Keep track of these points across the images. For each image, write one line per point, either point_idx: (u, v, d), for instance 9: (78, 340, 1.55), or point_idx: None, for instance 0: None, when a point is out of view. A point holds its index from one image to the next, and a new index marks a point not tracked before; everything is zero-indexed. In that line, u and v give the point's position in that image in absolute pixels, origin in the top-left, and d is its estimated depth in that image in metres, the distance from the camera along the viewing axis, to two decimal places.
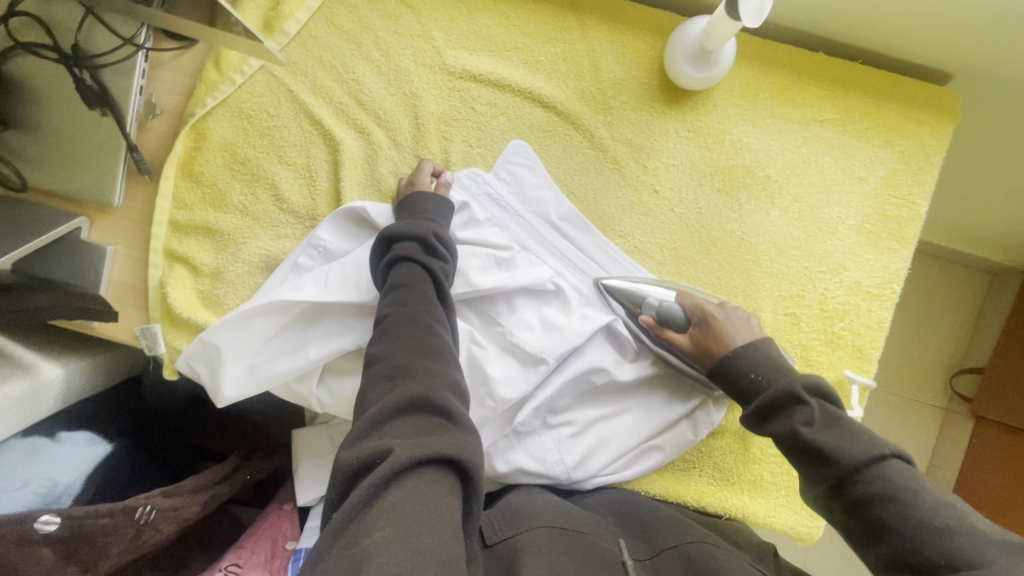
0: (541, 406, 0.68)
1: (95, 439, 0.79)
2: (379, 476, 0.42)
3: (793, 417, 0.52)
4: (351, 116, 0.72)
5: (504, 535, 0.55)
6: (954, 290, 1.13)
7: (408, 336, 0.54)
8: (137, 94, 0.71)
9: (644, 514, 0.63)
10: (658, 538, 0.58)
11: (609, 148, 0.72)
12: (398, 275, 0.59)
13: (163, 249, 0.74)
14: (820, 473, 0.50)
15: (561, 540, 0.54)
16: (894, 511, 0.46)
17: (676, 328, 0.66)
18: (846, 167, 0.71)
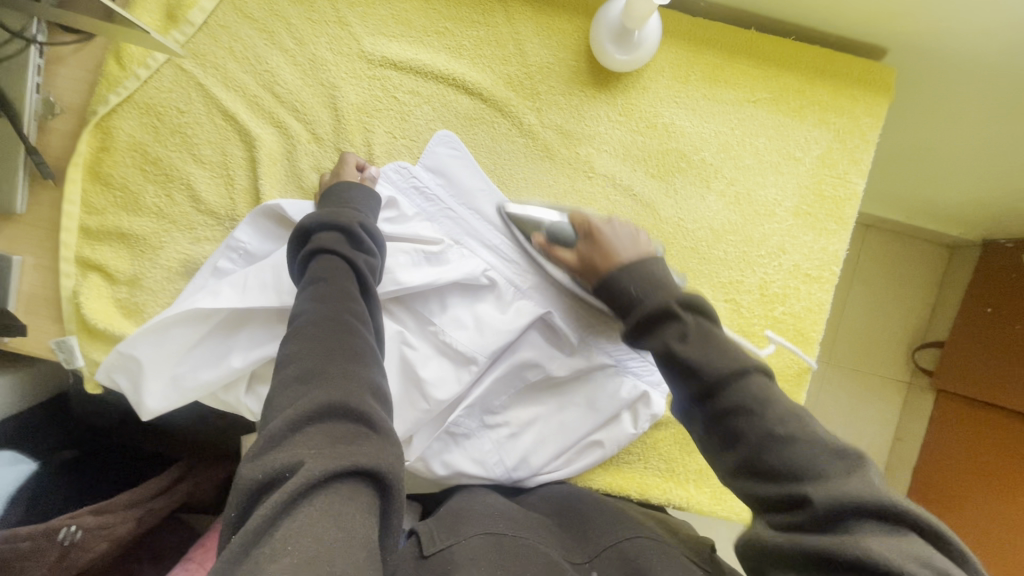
0: (476, 406, 0.67)
1: (18, 459, 0.75)
2: (287, 492, 0.36)
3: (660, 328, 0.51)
4: (267, 110, 0.68)
5: (440, 545, 0.52)
6: (912, 266, 1.13)
7: (326, 335, 0.48)
8: (33, 92, 0.66)
9: (595, 511, 0.59)
10: (604, 536, 0.54)
11: (539, 136, 0.69)
12: (318, 269, 0.53)
13: (74, 257, 0.69)
14: (688, 386, 0.48)
15: (499, 549, 0.50)
16: (749, 422, 0.44)
17: (565, 245, 0.65)
18: (782, 148, 0.70)
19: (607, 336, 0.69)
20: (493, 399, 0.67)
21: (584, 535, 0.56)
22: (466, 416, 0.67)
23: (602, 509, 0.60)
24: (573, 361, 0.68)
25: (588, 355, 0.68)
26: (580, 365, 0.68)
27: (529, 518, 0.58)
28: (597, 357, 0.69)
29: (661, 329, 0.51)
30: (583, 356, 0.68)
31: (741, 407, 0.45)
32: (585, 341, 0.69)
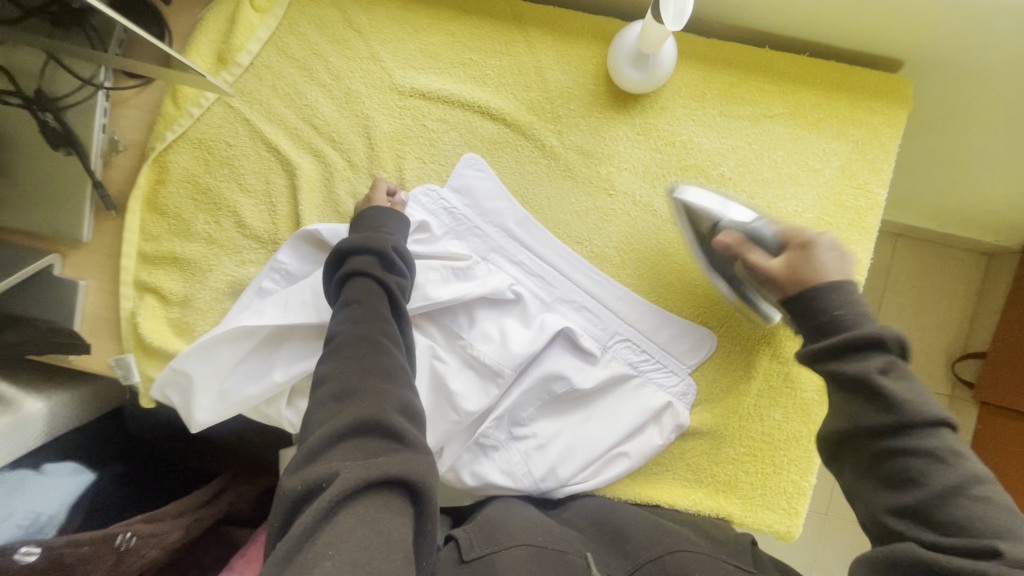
0: (504, 417, 0.69)
1: (79, 469, 0.81)
2: (323, 501, 0.39)
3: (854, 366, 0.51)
4: (307, 141, 0.74)
5: (481, 551, 0.55)
6: (949, 274, 1.11)
7: (357, 356, 0.51)
8: (100, 132, 0.74)
9: (628, 519, 0.62)
10: (640, 546, 0.57)
11: (561, 156, 0.72)
12: (354, 291, 0.57)
13: (133, 280, 0.75)
14: (877, 420, 0.49)
15: (538, 560, 0.53)
16: (934, 469, 0.46)
17: (761, 250, 0.63)
18: (800, 161, 0.71)
19: (629, 347, 0.72)
20: (519, 410, 0.69)
21: (620, 544, 0.58)
22: (494, 428, 0.68)
23: (636, 518, 0.62)
24: (597, 372, 0.70)
25: (611, 366, 0.71)
26: (604, 377, 0.70)
27: (564, 526, 0.61)
28: (619, 368, 0.71)
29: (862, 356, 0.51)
30: (607, 368, 0.71)
31: (925, 452, 0.47)
32: (607, 354, 0.71)
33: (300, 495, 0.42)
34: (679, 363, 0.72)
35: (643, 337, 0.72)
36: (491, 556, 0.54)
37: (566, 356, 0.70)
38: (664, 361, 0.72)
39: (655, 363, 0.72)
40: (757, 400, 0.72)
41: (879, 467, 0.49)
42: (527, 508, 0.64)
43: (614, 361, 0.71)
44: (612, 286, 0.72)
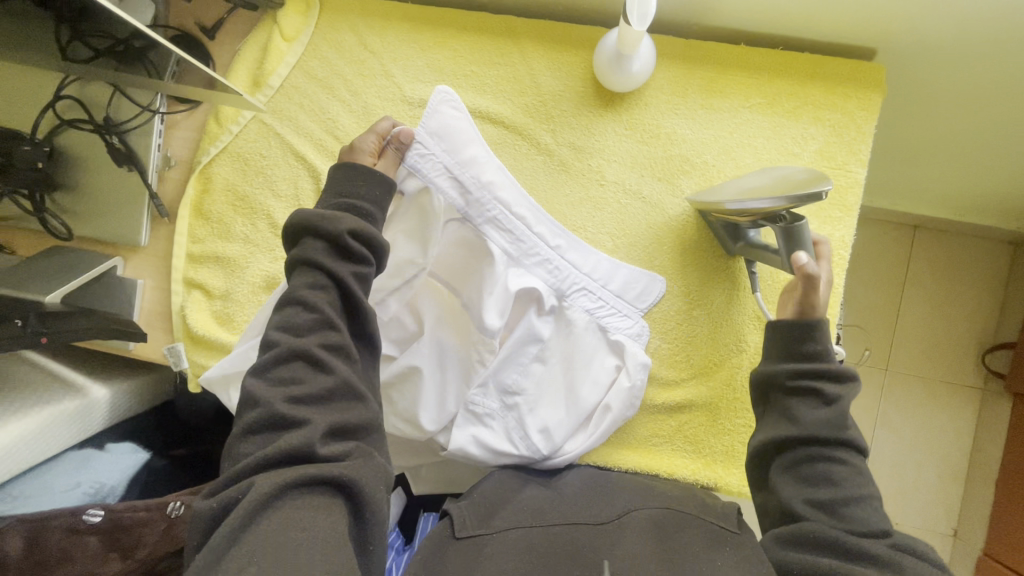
0: (492, 385, 0.75)
1: (137, 448, 0.90)
2: (238, 516, 0.47)
3: (822, 391, 0.60)
4: (329, 150, 0.83)
5: (472, 531, 0.62)
6: (972, 266, 1.25)
7: (288, 376, 0.56)
8: (156, 151, 0.85)
9: (621, 499, 0.67)
10: (627, 522, 0.62)
11: (555, 153, 0.79)
12: (304, 289, 0.59)
13: (182, 278, 0.86)
14: (818, 433, 0.59)
15: (531, 542, 0.59)
16: (850, 478, 0.57)
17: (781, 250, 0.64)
18: (780, 146, 0.76)
19: (589, 298, 0.77)
20: (503, 374, 0.76)
21: (612, 516, 0.64)
22: (483, 394, 0.76)
23: (630, 498, 0.67)
24: (564, 332, 0.77)
25: (584, 324, 0.76)
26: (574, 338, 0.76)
27: (560, 506, 0.66)
28: (589, 325, 0.77)
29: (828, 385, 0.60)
30: (583, 333, 0.76)
31: (845, 464, 0.58)
32: (576, 313, 0.76)
33: (223, 511, 0.49)
34: (636, 307, 0.77)
35: (606, 288, 0.77)
36: (481, 538, 0.61)
37: (539, 319, 0.76)
38: (623, 305, 0.77)
39: (618, 312, 0.77)
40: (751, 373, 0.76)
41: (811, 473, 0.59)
42: (528, 493, 0.69)
43: (582, 313, 0.77)
44: (571, 239, 0.77)
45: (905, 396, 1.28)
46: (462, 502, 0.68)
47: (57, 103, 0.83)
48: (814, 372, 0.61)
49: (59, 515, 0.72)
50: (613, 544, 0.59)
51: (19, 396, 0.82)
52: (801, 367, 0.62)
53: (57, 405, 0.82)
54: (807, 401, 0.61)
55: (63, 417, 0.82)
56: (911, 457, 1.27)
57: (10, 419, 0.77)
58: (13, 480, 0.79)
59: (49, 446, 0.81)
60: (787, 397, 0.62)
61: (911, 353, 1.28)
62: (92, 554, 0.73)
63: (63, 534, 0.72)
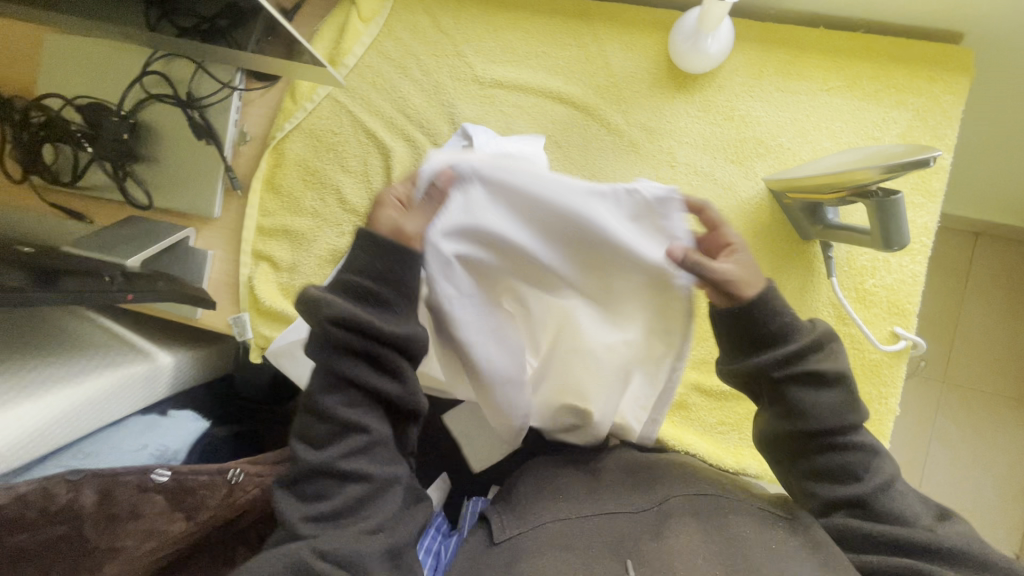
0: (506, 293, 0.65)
1: (197, 416, 0.92)
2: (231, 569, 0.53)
3: (809, 375, 0.56)
4: (400, 128, 0.85)
5: (508, 533, 0.61)
6: None
7: (319, 448, 0.56)
8: (233, 126, 0.88)
9: (662, 484, 0.62)
10: (673, 510, 0.58)
11: (625, 133, 0.79)
12: (321, 393, 0.56)
13: (251, 249, 0.88)
14: (835, 420, 0.56)
15: (560, 538, 0.57)
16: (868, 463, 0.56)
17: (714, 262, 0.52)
18: (860, 129, 0.74)
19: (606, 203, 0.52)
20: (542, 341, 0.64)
21: (654, 505, 0.59)
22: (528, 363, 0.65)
23: (670, 483, 0.62)
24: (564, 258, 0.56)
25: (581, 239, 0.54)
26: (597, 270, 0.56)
27: (598, 493, 0.63)
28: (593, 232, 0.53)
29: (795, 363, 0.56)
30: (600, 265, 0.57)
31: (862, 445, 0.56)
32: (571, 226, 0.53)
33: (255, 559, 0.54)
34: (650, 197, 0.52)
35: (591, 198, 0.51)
36: (518, 536, 0.60)
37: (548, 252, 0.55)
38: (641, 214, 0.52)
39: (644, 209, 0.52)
40: None
41: (841, 474, 0.56)
42: (567, 481, 0.67)
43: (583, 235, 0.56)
44: None
45: (965, 407, 1.22)
46: (500, 507, 0.67)
47: (145, 78, 0.87)
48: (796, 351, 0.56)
49: (130, 472, 0.71)
50: (660, 538, 0.55)
51: (90, 356, 0.83)
52: (779, 351, 0.56)
53: (128, 368, 0.84)
54: (812, 392, 0.56)
55: (134, 379, 0.84)
56: (970, 472, 1.20)
57: (85, 376, 0.79)
58: (83, 439, 0.80)
59: (118, 406, 0.82)
60: (798, 391, 0.56)
61: (975, 362, 1.23)
62: (158, 512, 0.73)
63: (133, 491, 0.71)
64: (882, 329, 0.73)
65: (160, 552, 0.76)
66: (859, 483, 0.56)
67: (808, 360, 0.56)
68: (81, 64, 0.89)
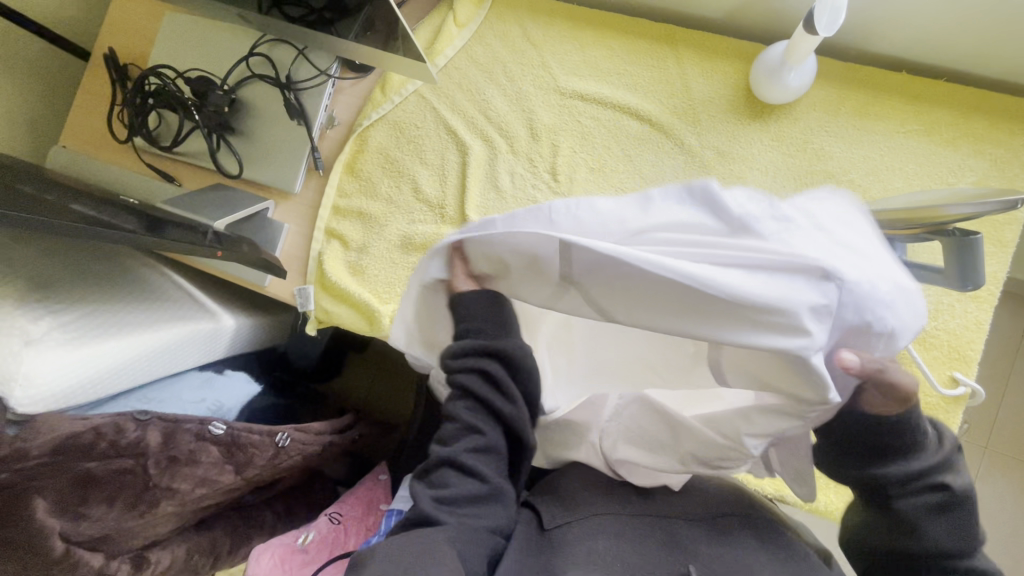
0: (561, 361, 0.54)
1: (250, 380, 0.96)
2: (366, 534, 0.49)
3: (937, 494, 0.50)
4: (480, 128, 0.89)
5: (559, 521, 0.57)
6: None
7: (482, 431, 0.52)
8: (324, 110, 0.94)
9: (708, 494, 0.60)
10: (729, 524, 0.56)
11: (697, 154, 0.82)
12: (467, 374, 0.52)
13: (324, 226, 0.92)
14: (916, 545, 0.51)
15: (619, 534, 0.54)
16: None
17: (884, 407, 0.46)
18: (934, 173, 0.75)
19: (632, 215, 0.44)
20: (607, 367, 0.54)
21: (704, 514, 0.57)
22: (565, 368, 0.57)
23: (716, 494, 0.60)
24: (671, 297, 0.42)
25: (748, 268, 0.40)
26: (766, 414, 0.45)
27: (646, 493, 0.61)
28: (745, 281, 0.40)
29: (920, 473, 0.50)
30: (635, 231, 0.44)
31: None
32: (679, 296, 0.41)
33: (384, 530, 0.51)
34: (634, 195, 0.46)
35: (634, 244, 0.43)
36: (569, 524, 0.56)
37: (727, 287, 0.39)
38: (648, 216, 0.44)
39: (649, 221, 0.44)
40: None
41: None
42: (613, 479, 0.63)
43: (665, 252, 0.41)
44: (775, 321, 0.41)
45: (1009, 474, 1.18)
46: (544, 496, 0.62)
47: (251, 58, 0.94)
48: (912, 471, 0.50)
49: (189, 420, 0.74)
50: (717, 550, 0.53)
51: (164, 308, 0.88)
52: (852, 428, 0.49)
53: (197, 324, 0.88)
54: (937, 520, 0.50)
55: (201, 335, 0.88)
56: (1007, 542, 1.16)
57: (160, 326, 0.84)
58: (148, 385, 0.83)
59: (184, 358, 0.86)
60: (915, 512, 0.50)
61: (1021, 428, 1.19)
62: (211, 463, 0.76)
63: (191, 439, 0.74)
64: (941, 373, 0.73)
65: (207, 500, 0.80)
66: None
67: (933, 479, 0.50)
68: (196, 42, 0.97)
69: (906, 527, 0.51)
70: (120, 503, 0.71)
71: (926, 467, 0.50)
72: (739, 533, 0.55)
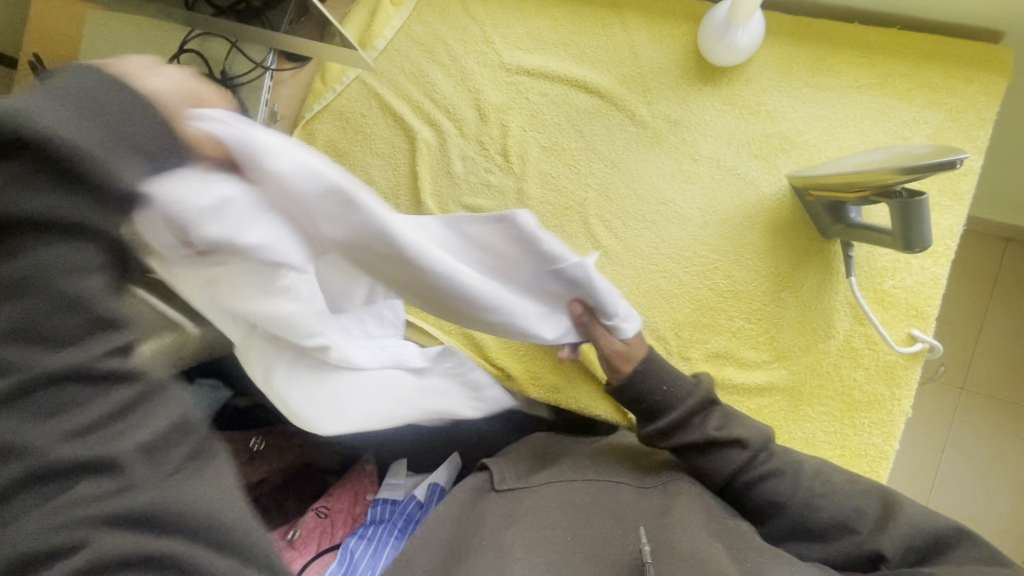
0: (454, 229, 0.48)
1: None
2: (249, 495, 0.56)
3: (755, 493, 0.56)
4: (426, 112, 0.86)
5: (511, 485, 0.60)
6: None
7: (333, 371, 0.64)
8: (264, 106, 0.90)
9: (664, 467, 0.62)
10: (676, 488, 0.57)
11: (649, 125, 0.79)
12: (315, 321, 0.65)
13: None
14: (717, 480, 0.58)
15: (568, 498, 0.57)
16: (817, 506, 0.53)
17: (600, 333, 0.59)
18: (889, 129, 0.73)
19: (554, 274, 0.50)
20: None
21: (654, 484, 0.59)
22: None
23: (669, 465, 0.62)
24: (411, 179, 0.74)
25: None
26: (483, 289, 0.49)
27: (601, 462, 0.63)
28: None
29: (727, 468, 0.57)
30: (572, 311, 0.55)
31: (765, 474, 0.56)
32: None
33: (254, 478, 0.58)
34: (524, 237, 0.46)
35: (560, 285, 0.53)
36: (520, 491, 0.59)
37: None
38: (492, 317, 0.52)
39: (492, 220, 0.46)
40: (839, 360, 0.74)
41: (808, 523, 0.53)
42: (564, 445, 0.66)
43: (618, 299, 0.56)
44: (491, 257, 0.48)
45: (983, 412, 1.20)
46: (499, 457, 0.65)
47: (182, 55, 0.90)
48: (679, 414, 0.59)
49: None
50: (660, 509, 0.54)
51: None
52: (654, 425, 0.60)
53: None
54: (772, 516, 0.55)
55: None
56: (982, 478, 1.19)
57: None
58: None
59: None
60: (744, 504, 0.57)
61: (993, 369, 1.21)
62: None
63: None
64: (900, 331, 0.73)
65: None
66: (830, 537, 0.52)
67: (693, 422, 0.59)
68: (124, 41, 0.92)
69: (703, 469, 0.58)
70: None
71: (721, 473, 0.57)
72: (693, 498, 0.56)
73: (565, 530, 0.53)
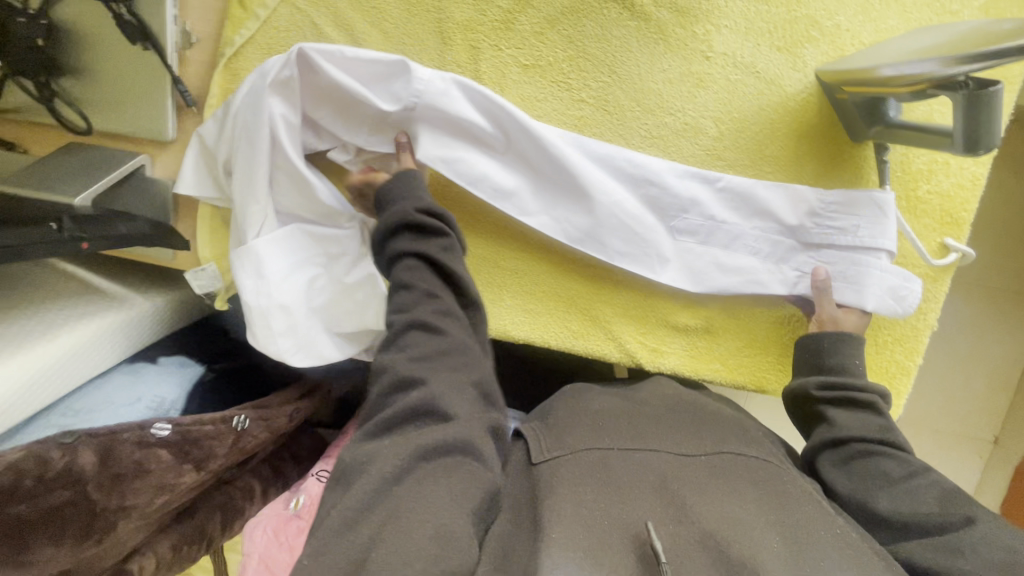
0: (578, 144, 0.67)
1: (187, 362, 0.86)
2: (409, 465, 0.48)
3: (861, 461, 0.57)
4: (380, 18, 0.70)
5: (550, 455, 0.56)
6: None
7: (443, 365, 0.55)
8: (172, 23, 0.71)
9: (714, 435, 0.59)
10: (727, 462, 0.54)
11: (653, 16, 0.66)
12: (404, 272, 0.60)
13: None
14: (843, 439, 0.59)
15: (604, 463, 0.53)
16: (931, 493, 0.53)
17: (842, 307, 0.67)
18: (935, 3, 0.64)
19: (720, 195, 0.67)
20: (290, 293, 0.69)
21: (703, 453, 0.55)
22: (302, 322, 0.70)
23: (723, 435, 0.59)
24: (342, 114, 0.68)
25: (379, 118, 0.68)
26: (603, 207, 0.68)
27: (638, 427, 0.60)
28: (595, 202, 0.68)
29: (866, 435, 0.58)
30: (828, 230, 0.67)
31: (894, 456, 0.56)
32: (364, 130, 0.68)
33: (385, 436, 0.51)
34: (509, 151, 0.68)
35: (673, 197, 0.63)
36: (557, 459, 0.55)
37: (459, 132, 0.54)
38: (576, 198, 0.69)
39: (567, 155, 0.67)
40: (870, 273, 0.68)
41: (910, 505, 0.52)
42: (597, 409, 0.63)
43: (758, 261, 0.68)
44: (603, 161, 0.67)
45: (994, 305, 1.15)
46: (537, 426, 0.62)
47: None
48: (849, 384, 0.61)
49: (126, 429, 0.67)
50: (706, 487, 0.50)
51: (60, 305, 0.75)
52: (829, 377, 0.62)
53: (107, 318, 0.76)
54: (856, 479, 0.56)
55: (115, 328, 0.77)
56: None
57: (59, 329, 0.71)
58: (70, 396, 0.74)
59: (101, 359, 0.76)
60: (841, 459, 0.58)
61: None
62: (164, 466, 0.69)
63: (133, 447, 0.67)
64: (932, 242, 0.67)
65: (172, 502, 0.74)
66: (915, 505, 0.52)
67: (853, 390, 0.61)
68: None
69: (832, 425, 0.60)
70: (71, 535, 0.64)
71: (852, 432, 0.58)
72: (742, 477, 0.52)
73: (599, 496, 0.49)
